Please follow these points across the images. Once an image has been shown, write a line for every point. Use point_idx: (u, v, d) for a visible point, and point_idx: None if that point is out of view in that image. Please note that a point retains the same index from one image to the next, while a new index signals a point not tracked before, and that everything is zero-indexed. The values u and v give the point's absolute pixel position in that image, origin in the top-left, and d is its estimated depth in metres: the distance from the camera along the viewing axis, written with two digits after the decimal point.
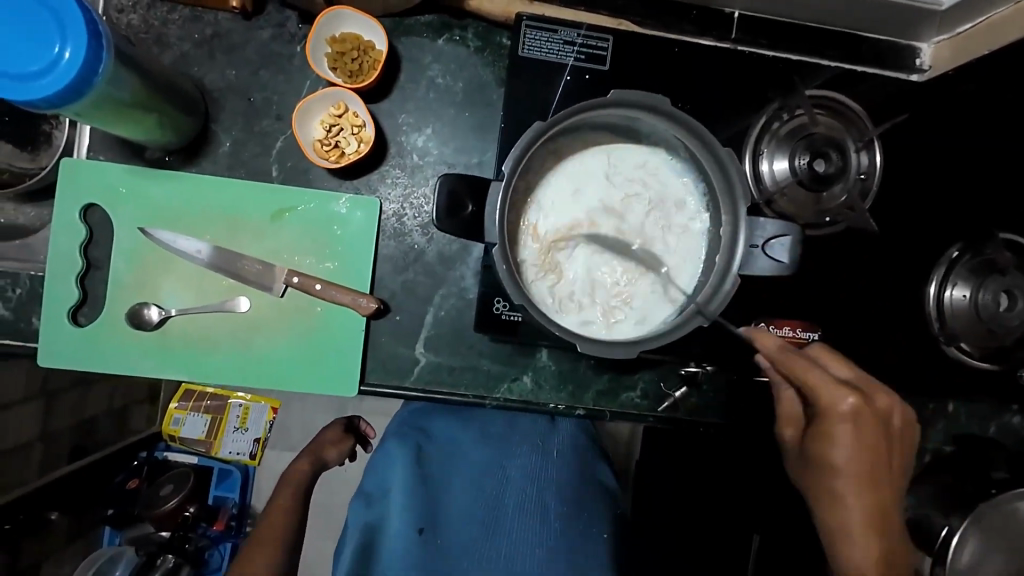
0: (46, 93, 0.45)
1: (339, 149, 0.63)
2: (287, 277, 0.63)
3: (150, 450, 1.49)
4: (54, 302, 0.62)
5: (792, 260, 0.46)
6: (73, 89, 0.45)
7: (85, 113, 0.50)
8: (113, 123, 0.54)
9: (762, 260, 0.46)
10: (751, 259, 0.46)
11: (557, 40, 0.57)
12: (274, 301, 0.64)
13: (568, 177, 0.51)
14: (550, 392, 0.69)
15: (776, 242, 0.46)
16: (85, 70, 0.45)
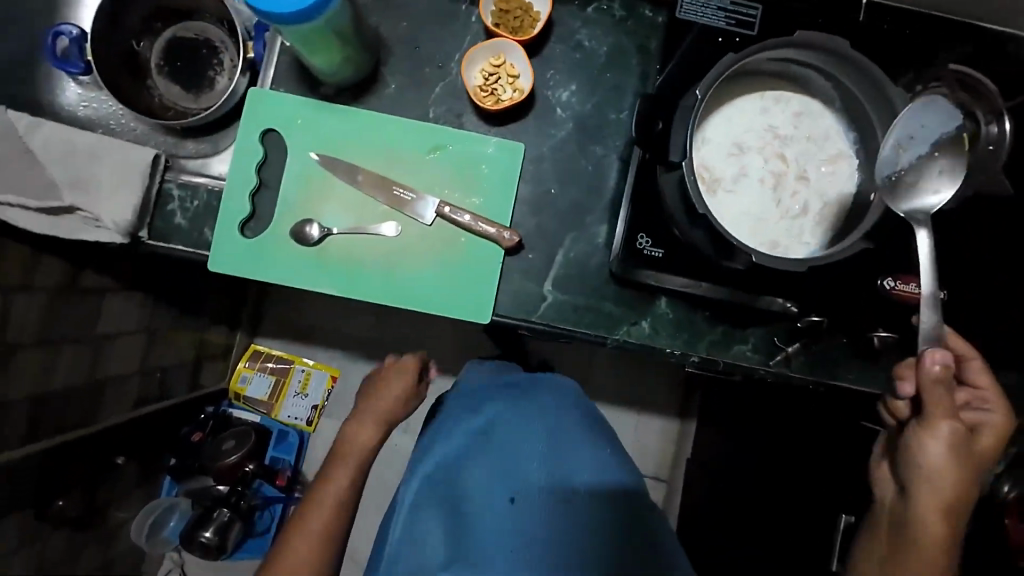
0: (275, 13, 0.53)
1: (496, 95, 0.69)
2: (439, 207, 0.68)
3: (216, 406, 1.49)
4: (229, 214, 0.68)
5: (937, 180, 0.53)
6: (293, 19, 0.54)
7: (292, 35, 0.59)
8: (311, 51, 0.63)
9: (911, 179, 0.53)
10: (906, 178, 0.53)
11: (711, 7, 0.64)
12: (423, 230, 0.69)
13: (729, 116, 0.55)
14: (667, 338, 0.72)
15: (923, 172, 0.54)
16: (311, 9, 0.54)
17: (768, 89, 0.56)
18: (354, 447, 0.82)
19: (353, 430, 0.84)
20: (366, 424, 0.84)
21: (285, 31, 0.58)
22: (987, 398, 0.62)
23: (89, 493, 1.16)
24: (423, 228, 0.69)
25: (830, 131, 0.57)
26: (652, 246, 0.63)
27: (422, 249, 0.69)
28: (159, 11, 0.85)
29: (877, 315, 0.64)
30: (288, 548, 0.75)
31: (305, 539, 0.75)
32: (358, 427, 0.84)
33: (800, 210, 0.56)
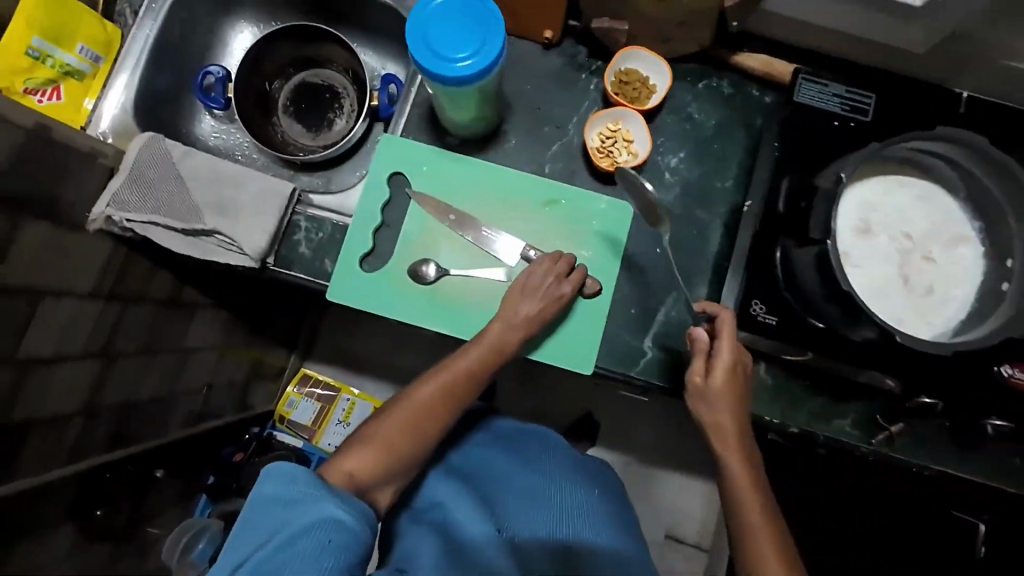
0: (440, 71, 0.59)
1: (611, 157, 0.74)
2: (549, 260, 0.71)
3: (260, 428, 1.41)
4: (353, 248, 0.72)
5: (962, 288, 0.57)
6: (455, 80, 0.59)
7: (443, 91, 0.64)
8: (452, 104, 0.67)
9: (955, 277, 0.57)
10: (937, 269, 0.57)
11: (827, 93, 0.68)
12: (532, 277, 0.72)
13: (865, 193, 0.58)
14: (765, 404, 0.72)
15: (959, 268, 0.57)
16: (471, 76, 0.59)
17: (893, 175, 0.59)
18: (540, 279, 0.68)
19: (534, 272, 0.68)
20: (562, 278, 0.69)
21: (439, 88, 0.63)
22: (734, 370, 0.63)
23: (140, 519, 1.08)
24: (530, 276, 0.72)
25: (954, 215, 0.58)
26: (766, 312, 0.64)
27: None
28: (294, 58, 0.93)
29: (992, 401, 0.64)
30: (414, 407, 0.67)
31: (373, 450, 0.64)
32: (523, 309, 0.67)
33: (926, 291, 0.58)
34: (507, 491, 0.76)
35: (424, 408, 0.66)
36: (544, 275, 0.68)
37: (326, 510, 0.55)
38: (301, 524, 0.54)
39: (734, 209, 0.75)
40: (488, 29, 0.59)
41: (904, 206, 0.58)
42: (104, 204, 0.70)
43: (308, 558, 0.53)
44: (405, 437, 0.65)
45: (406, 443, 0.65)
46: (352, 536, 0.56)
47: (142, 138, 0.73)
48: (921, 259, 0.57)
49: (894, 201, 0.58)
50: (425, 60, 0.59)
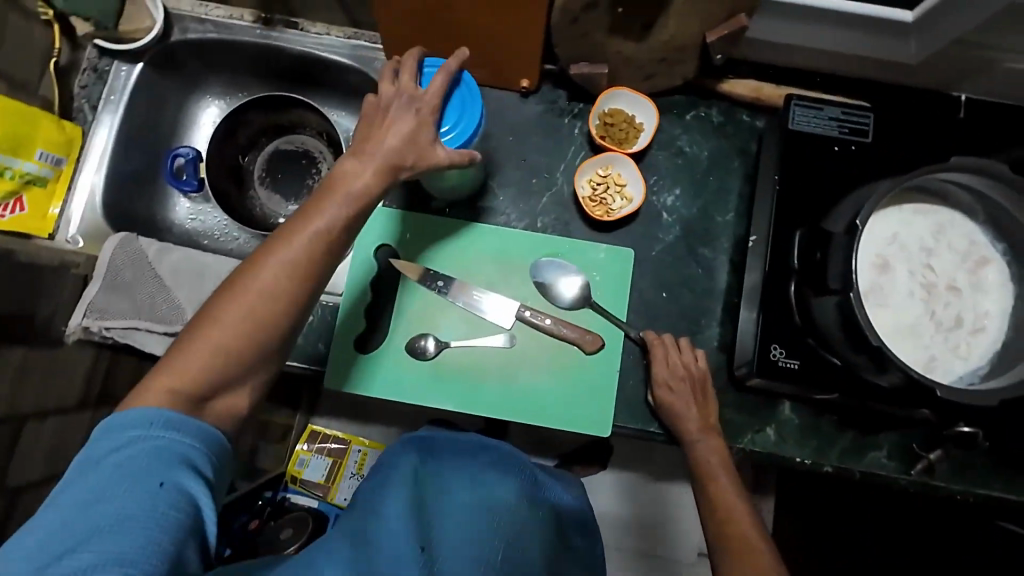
0: None
1: (606, 205, 0.71)
2: (551, 323, 0.68)
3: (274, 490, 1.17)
4: (345, 330, 0.69)
5: (988, 319, 0.54)
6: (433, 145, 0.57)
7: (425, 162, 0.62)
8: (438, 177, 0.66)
9: (975, 305, 0.54)
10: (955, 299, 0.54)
11: (823, 117, 0.65)
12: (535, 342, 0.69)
13: (877, 227, 0.55)
14: (795, 446, 0.68)
15: (979, 298, 0.54)
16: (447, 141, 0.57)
17: (906, 203, 0.56)
18: (403, 152, 0.54)
19: (388, 141, 0.54)
20: (387, 136, 0.54)
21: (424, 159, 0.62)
22: (680, 376, 0.65)
23: None
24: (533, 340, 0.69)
25: (974, 238, 0.55)
26: (786, 356, 0.61)
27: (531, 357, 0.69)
28: (265, 127, 0.90)
29: None
30: (213, 315, 0.50)
31: (168, 379, 0.48)
32: (336, 213, 0.52)
33: (954, 324, 0.54)
34: (448, 500, 0.62)
35: (246, 293, 0.50)
36: (416, 133, 0.54)
37: (157, 434, 0.45)
38: (104, 459, 0.44)
39: (738, 242, 0.72)
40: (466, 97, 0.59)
41: (920, 236, 0.55)
42: (81, 316, 0.67)
43: (134, 497, 0.43)
44: (210, 361, 0.49)
45: (213, 367, 0.49)
46: (179, 450, 0.46)
47: (113, 241, 0.70)
48: (936, 290, 0.55)
49: (908, 232, 0.55)
50: None
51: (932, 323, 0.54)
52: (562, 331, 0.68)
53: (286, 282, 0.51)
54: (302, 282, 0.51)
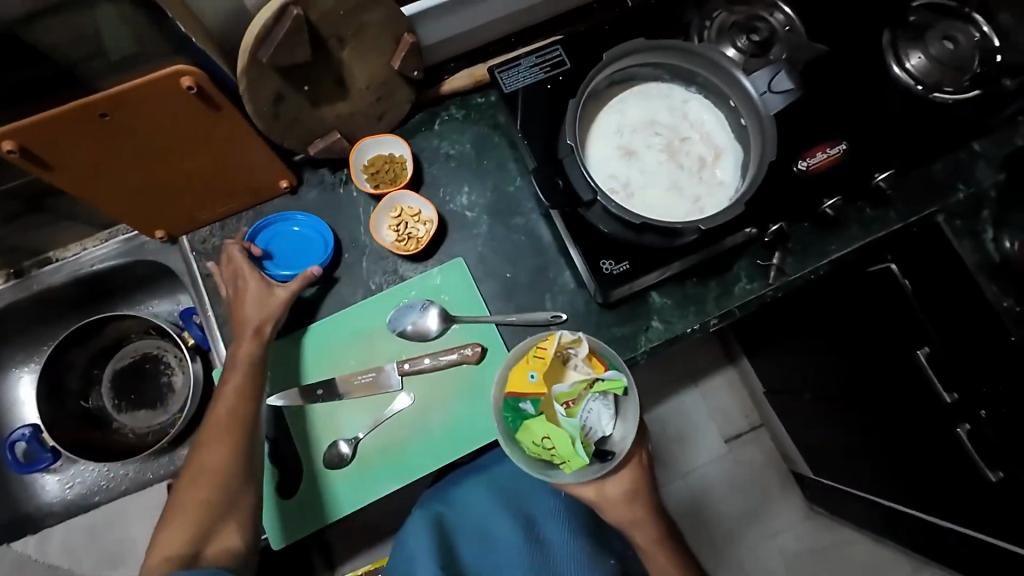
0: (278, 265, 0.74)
1: (415, 236, 0.75)
2: (608, 411, 0.62)
3: None
4: (263, 486, 0.68)
5: (724, 143, 0.63)
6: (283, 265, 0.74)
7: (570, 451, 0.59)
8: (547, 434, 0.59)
9: (709, 139, 0.63)
10: (691, 145, 0.63)
11: (524, 68, 0.73)
12: (572, 409, 0.59)
13: (601, 130, 0.63)
14: (681, 320, 0.76)
15: (706, 133, 0.64)
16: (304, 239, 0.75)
17: (611, 99, 0.64)
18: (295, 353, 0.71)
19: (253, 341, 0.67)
20: (262, 288, 0.69)
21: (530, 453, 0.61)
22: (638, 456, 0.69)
23: None
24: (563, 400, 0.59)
25: (674, 93, 0.64)
26: (616, 262, 0.67)
27: (553, 430, 0.58)
28: (91, 358, 0.85)
29: (814, 193, 0.71)
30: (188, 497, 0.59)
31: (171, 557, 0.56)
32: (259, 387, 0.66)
33: (702, 165, 0.63)
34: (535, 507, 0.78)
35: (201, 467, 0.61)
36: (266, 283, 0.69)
37: None
38: None
39: (538, 196, 0.79)
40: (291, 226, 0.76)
41: (636, 115, 0.64)
42: None
43: None
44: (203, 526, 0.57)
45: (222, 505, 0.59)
46: None
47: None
48: (673, 147, 0.63)
49: (626, 118, 0.64)
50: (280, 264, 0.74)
51: (687, 175, 0.63)
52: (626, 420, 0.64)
53: (236, 392, 0.64)
54: (246, 433, 0.62)
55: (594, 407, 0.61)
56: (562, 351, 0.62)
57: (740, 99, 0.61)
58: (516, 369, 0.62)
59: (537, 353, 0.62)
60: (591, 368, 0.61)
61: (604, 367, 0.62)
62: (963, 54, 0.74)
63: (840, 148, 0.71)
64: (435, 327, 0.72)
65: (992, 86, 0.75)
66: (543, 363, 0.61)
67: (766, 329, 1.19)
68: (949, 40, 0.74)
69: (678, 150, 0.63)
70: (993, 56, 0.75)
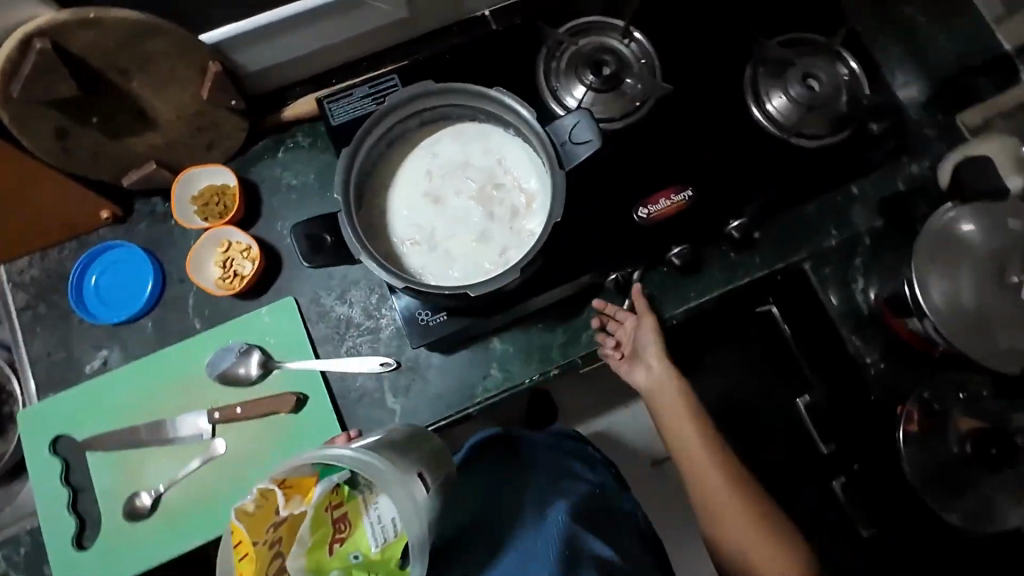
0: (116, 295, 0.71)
1: (240, 274, 0.70)
2: (380, 496, 0.49)
3: None
4: (59, 537, 0.65)
5: (530, 192, 0.59)
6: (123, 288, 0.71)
7: None
8: None
9: (516, 187, 0.59)
10: (497, 195, 0.59)
11: (356, 99, 0.68)
12: (335, 562, 0.46)
13: (401, 179, 0.59)
14: (522, 368, 0.72)
15: (514, 181, 0.59)
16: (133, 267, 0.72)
17: (420, 141, 0.60)
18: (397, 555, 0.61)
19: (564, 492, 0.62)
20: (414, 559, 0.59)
21: None
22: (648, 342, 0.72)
23: None
24: (320, 568, 0.45)
25: (489, 136, 0.60)
26: (432, 313, 0.66)
27: None
28: None
29: (656, 240, 0.66)
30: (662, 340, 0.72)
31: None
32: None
33: (507, 217, 0.58)
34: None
35: None
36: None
37: None
38: None
39: None
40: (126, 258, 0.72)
41: (440, 161, 0.60)
42: None
43: None
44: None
45: None
46: None
47: None
48: (477, 197, 0.59)
49: (429, 165, 0.60)
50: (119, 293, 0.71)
51: (490, 227, 0.58)
52: (406, 483, 0.51)
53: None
54: None
55: (377, 506, 0.48)
56: (260, 529, 0.45)
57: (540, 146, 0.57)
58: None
59: (239, 562, 0.45)
60: (302, 497, 0.47)
61: (315, 478, 0.48)
62: (828, 94, 0.69)
63: (686, 194, 0.66)
64: (254, 373, 0.69)
65: (858, 125, 0.71)
66: (251, 569, 0.44)
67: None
68: (814, 80, 0.69)
69: (482, 200, 0.59)
70: (861, 96, 0.71)
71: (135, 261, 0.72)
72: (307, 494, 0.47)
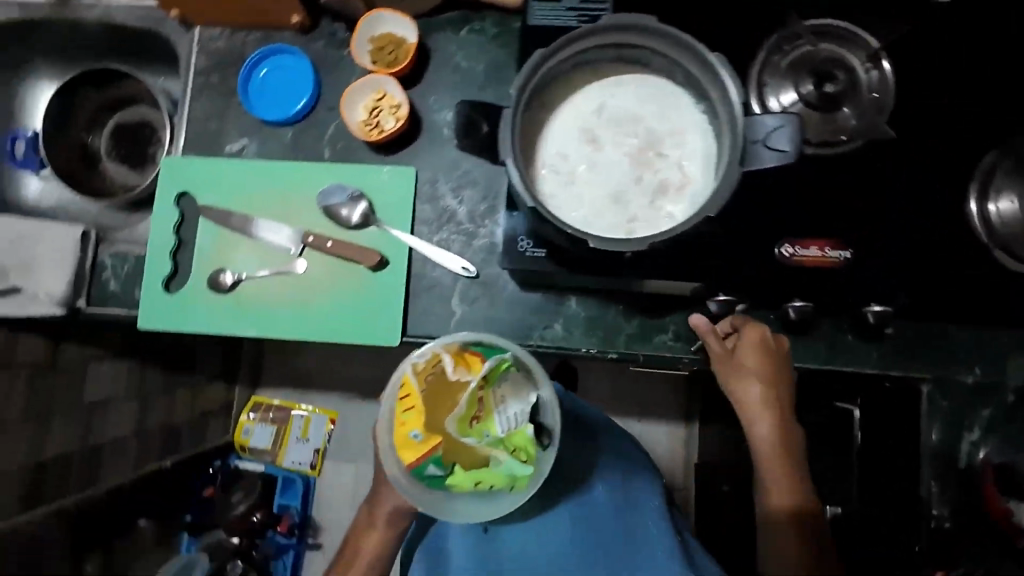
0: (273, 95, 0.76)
1: (380, 127, 0.72)
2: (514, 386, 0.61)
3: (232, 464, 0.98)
4: (154, 272, 0.74)
5: (690, 175, 0.55)
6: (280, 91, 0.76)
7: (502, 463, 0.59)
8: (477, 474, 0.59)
9: (678, 164, 0.55)
10: (656, 163, 0.55)
11: (560, 8, 0.64)
12: (473, 433, 0.57)
13: (572, 105, 0.57)
14: (583, 337, 0.71)
15: (680, 157, 0.55)
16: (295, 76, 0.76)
17: (608, 76, 0.57)
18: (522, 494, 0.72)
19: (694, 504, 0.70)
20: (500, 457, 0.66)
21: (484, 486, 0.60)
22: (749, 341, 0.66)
23: None
24: (464, 433, 0.57)
25: (677, 101, 0.56)
26: (532, 246, 0.64)
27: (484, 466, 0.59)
28: (105, 103, 0.95)
29: (782, 283, 0.62)
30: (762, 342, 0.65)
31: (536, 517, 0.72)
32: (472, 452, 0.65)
33: (655, 189, 0.55)
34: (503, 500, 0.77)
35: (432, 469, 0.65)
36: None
37: None
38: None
39: None
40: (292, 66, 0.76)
41: (617, 103, 0.56)
42: None
43: None
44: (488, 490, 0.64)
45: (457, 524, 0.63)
46: None
47: None
48: (635, 155, 0.56)
49: (604, 104, 0.56)
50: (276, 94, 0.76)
51: (633, 192, 0.55)
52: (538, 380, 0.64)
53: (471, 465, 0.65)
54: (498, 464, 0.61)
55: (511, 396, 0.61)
56: (426, 386, 0.60)
57: (727, 133, 0.52)
58: (399, 445, 0.60)
59: (407, 411, 0.60)
60: (467, 368, 0.60)
61: (477, 359, 0.61)
62: None
63: (842, 255, 0.60)
64: (354, 219, 0.72)
65: None
66: (418, 417, 0.60)
67: (711, 404, 1.10)
68: None
69: (638, 161, 0.56)
70: None
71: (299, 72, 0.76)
72: (472, 368, 0.59)
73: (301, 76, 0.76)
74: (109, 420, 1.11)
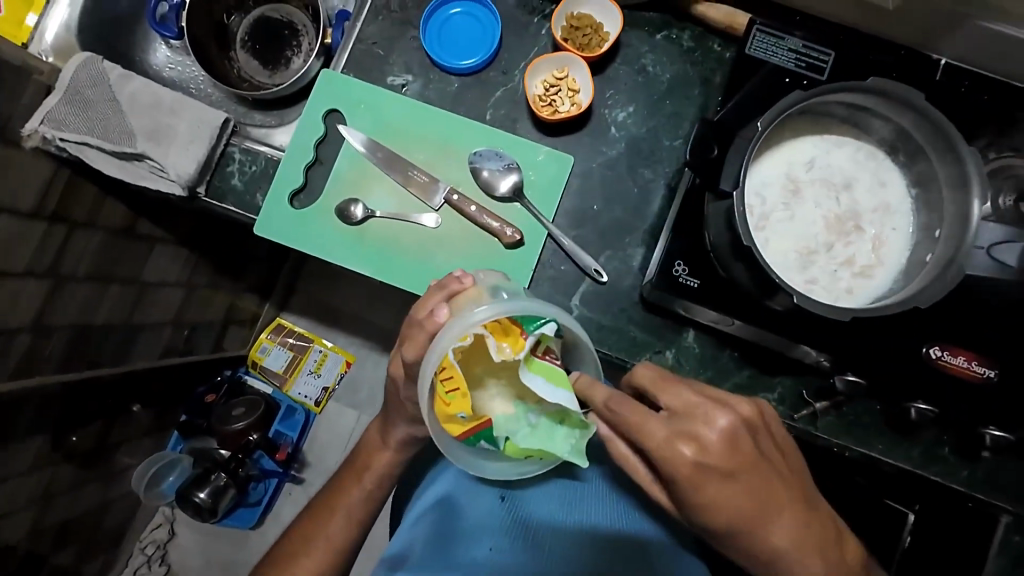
0: (443, 51, 0.73)
1: (553, 107, 0.72)
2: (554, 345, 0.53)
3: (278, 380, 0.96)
4: (283, 182, 0.71)
5: (881, 257, 0.54)
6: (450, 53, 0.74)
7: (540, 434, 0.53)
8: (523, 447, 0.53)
9: (872, 243, 0.54)
10: (853, 236, 0.54)
11: (782, 46, 0.64)
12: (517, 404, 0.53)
13: (788, 151, 0.55)
14: (690, 372, 0.70)
15: (877, 237, 0.54)
16: (473, 50, 0.74)
17: (830, 133, 0.55)
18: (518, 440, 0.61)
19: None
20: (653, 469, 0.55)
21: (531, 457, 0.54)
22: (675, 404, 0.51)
23: (105, 429, 1.19)
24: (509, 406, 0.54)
25: (889, 181, 0.55)
26: (688, 274, 0.63)
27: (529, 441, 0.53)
28: None
29: (918, 382, 0.61)
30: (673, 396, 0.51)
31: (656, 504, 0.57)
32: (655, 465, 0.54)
33: (842, 259, 0.54)
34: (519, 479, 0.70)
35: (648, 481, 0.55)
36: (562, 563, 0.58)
37: None
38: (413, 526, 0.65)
39: (680, 169, 0.71)
40: (479, 41, 0.74)
41: (831, 165, 0.55)
42: (39, 121, 0.70)
43: None
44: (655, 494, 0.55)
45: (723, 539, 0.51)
46: None
47: (79, 57, 0.72)
48: (833, 220, 0.55)
49: (818, 160, 0.55)
50: (444, 53, 0.73)
51: (821, 256, 0.54)
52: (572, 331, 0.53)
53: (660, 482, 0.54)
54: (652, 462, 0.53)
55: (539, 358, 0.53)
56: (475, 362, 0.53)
57: (946, 230, 0.51)
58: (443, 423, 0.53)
59: (450, 392, 0.52)
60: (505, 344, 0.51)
61: (521, 331, 0.51)
62: None
63: (987, 373, 0.60)
64: (501, 190, 0.71)
65: None
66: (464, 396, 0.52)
67: None
68: None
69: (835, 227, 0.54)
70: None
71: (479, 46, 0.73)
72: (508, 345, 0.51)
73: (479, 52, 0.73)
74: (152, 301, 1.07)
